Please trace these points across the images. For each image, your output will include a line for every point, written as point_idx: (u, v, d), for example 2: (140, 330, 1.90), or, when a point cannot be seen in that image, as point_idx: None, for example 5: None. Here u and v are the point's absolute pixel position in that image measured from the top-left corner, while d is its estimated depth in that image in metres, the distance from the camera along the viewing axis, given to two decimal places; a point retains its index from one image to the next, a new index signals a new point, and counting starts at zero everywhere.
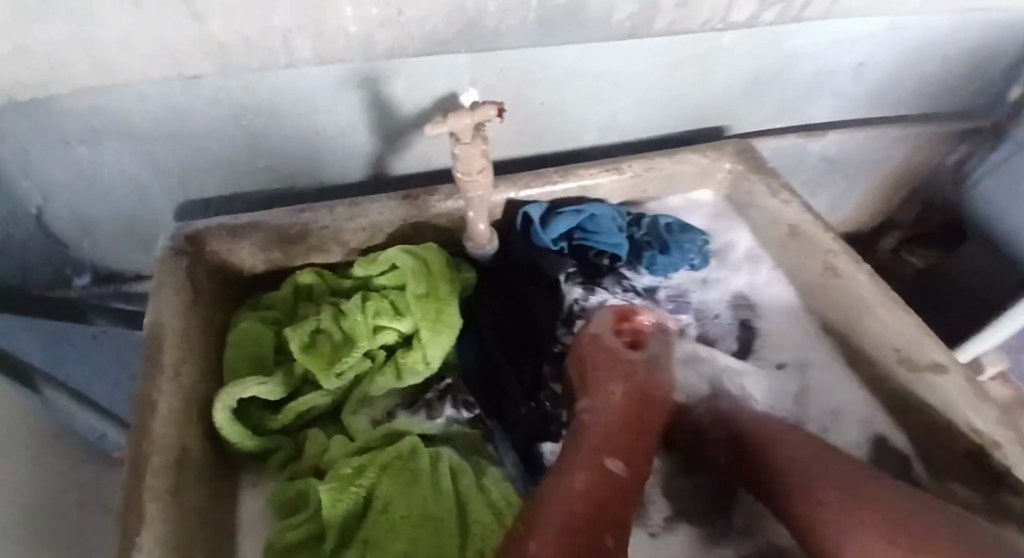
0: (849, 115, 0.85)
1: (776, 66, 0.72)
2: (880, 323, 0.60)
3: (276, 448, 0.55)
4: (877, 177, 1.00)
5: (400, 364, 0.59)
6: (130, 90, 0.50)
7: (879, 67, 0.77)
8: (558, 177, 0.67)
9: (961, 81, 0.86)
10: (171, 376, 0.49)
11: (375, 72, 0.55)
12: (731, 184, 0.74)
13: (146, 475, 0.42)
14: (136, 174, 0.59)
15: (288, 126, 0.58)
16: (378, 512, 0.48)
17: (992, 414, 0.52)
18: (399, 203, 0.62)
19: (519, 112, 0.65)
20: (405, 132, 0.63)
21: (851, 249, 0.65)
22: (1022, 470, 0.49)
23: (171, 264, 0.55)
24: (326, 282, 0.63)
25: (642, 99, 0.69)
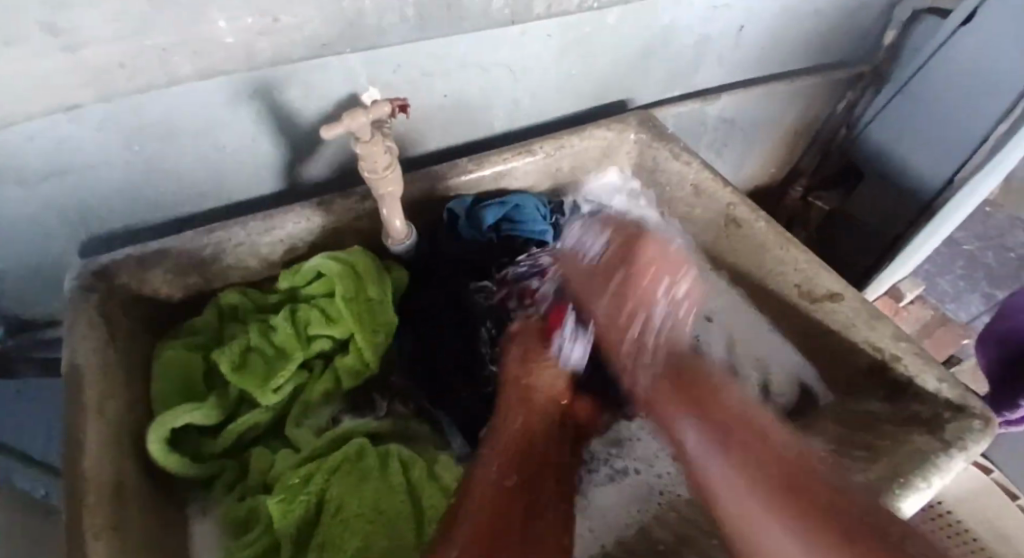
0: (739, 75, 0.91)
1: (664, 38, 0.76)
2: (784, 265, 0.66)
3: (220, 471, 0.55)
4: (776, 129, 1.07)
5: (338, 370, 0.61)
6: (8, 132, 0.48)
7: (757, 28, 0.84)
8: (471, 166, 0.68)
9: (839, 31, 0.93)
10: (96, 414, 0.48)
11: (267, 82, 0.54)
12: (639, 154, 0.78)
13: (85, 514, 0.42)
14: (28, 217, 0.56)
15: (185, 147, 0.56)
16: (332, 515, 0.49)
17: (887, 330, 0.59)
18: (313, 212, 0.61)
19: (424, 107, 0.66)
20: (311, 140, 0.62)
21: (749, 201, 0.70)
22: (923, 377, 0.56)
23: (80, 302, 0.53)
24: (251, 300, 0.62)
25: (544, 80, 0.72)
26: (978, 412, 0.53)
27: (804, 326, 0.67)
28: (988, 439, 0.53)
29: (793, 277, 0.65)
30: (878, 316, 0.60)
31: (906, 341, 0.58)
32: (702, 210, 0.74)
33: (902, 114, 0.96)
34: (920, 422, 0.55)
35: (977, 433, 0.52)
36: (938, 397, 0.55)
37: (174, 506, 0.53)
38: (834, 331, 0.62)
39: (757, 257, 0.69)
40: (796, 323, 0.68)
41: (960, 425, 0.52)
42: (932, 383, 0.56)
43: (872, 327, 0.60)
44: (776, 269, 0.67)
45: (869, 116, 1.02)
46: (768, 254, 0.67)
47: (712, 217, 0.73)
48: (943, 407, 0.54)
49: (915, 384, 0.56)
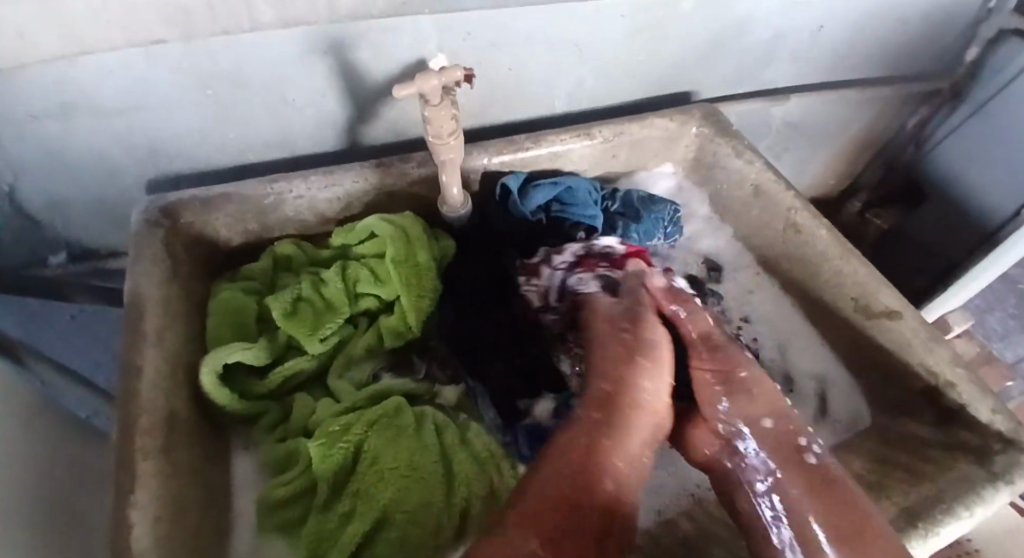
0: (807, 79, 0.89)
1: (737, 30, 0.74)
2: (839, 275, 0.64)
3: (264, 411, 0.57)
4: (839, 137, 1.04)
5: (382, 328, 0.62)
6: (91, 62, 0.50)
7: (835, 30, 0.81)
8: (528, 144, 0.68)
9: (920, 41, 0.89)
10: (155, 343, 0.50)
11: (340, 39, 0.55)
12: (698, 148, 0.77)
13: (136, 435, 0.44)
14: (103, 147, 0.59)
15: (256, 95, 0.58)
16: (366, 465, 0.50)
17: (942, 353, 0.57)
18: (372, 173, 0.62)
19: (488, 80, 0.66)
20: (376, 101, 0.63)
21: (810, 206, 0.68)
22: (976, 405, 0.54)
23: (148, 235, 0.55)
24: (305, 253, 0.64)
25: (610, 63, 0.71)
26: None
27: (853, 341, 0.65)
28: None
29: (848, 289, 0.64)
30: (939, 339, 0.58)
31: (964, 368, 0.56)
32: (757, 212, 0.73)
33: (970, 137, 0.92)
34: (967, 450, 0.54)
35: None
36: (988, 427, 0.53)
37: (218, 439, 0.56)
38: (885, 347, 0.61)
39: (812, 265, 0.67)
40: (847, 338, 0.66)
41: (1010, 458, 0.51)
42: (986, 413, 0.54)
43: (930, 349, 0.57)
44: (829, 279, 0.66)
45: (943, 131, 0.97)
46: (825, 263, 0.66)
47: (768, 220, 0.71)
48: (994, 438, 0.53)
49: (966, 412, 0.55)
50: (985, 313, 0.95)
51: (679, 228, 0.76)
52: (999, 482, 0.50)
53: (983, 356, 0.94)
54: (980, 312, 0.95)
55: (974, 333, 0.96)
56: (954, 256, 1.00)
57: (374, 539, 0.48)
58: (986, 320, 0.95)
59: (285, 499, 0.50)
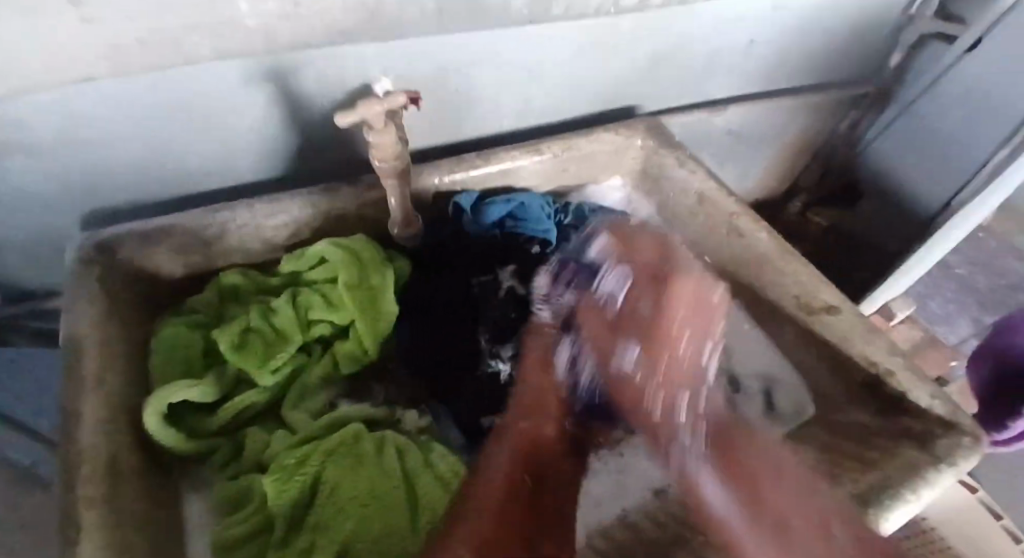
0: (744, 90, 0.93)
1: (673, 46, 0.77)
2: (781, 276, 0.67)
3: (214, 449, 0.55)
4: (778, 144, 1.09)
5: (336, 354, 0.61)
6: (27, 100, 0.48)
7: (766, 44, 0.85)
8: (478, 162, 0.69)
9: (844, 51, 0.94)
10: (95, 387, 0.48)
11: (281, 66, 0.54)
12: (644, 160, 0.79)
13: (79, 485, 0.42)
14: (33, 186, 0.56)
15: (200, 125, 0.57)
16: (325, 497, 0.49)
17: (881, 345, 0.60)
18: (320, 198, 0.62)
19: (434, 102, 0.67)
20: (322, 127, 0.63)
21: (751, 211, 0.71)
22: (914, 392, 0.57)
23: (85, 274, 0.53)
24: (252, 282, 0.63)
25: (555, 81, 0.73)
26: (970, 430, 0.54)
27: (799, 338, 0.68)
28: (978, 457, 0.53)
29: (791, 289, 0.66)
30: (875, 331, 0.61)
31: (901, 357, 0.60)
32: (703, 220, 0.75)
33: (907, 136, 0.98)
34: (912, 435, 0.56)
35: (966, 449, 0.53)
36: (928, 413, 0.56)
37: (168, 481, 0.54)
38: (829, 343, 0.64)
39: (757, 268, 0.70)
40: (794, 336, 0.69)
41: (952, 441, 0.53)
42: (925, 398, 0.57)
43: (868, 341, 0.61)
44: (773, 281, 0.68)
45: (873, 134, 1.04)
46: (769, 265, 0.68)
47: (713, 227, 0.74)
48: (936, 422, 0.55)
49: (906, 399, 0.58)
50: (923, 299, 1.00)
51: None
52: (943, 464, 0.52)
53: (924, 342, 0.98)
54: (922, 296, 1.00)
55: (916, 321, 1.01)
56: (893, 247, 1.07)
57: None
58: (926, 305, 1.01)
59: (241, 538, 0.48)
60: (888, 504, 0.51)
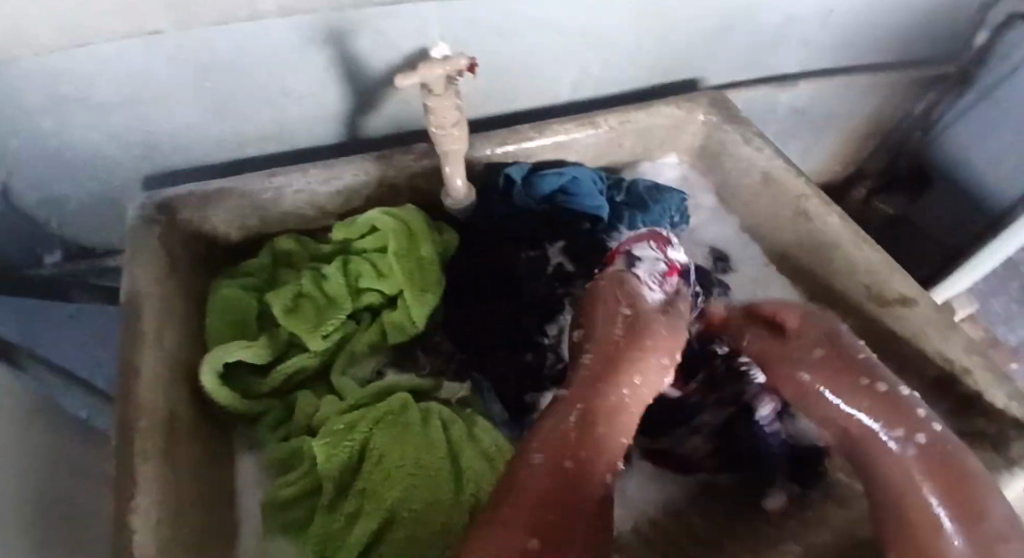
0: (815, 65, 0.87)
1: (744, 14, 0.72)
2: (851, 263, 0.63)
3: (266, 410, 0.56)
4: (847, 124, 1.02)
5: (386, 323, 0.61)
6: (89, 54, 0.48)
7: (844, 14, 0.79)
8: (533, 134, 0.67)
9: (930, 25, 0.87)
10: (154, 343, 0.49)
11: (339, 27, 0.53)
12: (705, 135, 0.75)
13: (136, 437, 0.43)
14: (97, 144, 0.57)
15: (254, 86, 0.56)
16: (372, 464, 0.49)
17: (959, 341, 0.56)
18: (374, 165, 0.61)
19: (491, 69, 0.65)
20: (377, 92, 0.62)
21: (820, 193, 0.67)
22: (992, 393, 0.54)
23: (145, 233, 0.54)
24: (305, 248, 0.63)
25: (616, 49, 0.69)
26: None
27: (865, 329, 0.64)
28: None
29: (861, 277, 0.62)
30: (952, 327, 0.57)
31: (978, 355, 0.56)
32: (765, 201, 0.71)
33: (986, 119, 0.91)
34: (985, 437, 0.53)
35: None
36: (1004, 414, 0.53)
37: (220, 438, 0.55)
38: (899, 336, 0.60)
39: (823, 253, 0.66)
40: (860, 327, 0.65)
41: None
42: (1003, 399, 0.53)
43: (944, 337, 0.57)
44: (840, 268, 0.64)
45: (950, 117, 0.96)
46: (836, 251, 0.64)
47: (777, 208, 0.70)
48: (1013, 425, 0.52)
49: (982, 399, 0.54)
50: (986, 295, 0.98)
51: (686, 218, 0.74)
52: (1016, 468, 0.51)
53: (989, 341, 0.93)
54: (986, 293, 0.99)
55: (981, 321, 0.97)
56: (961, 243, 1.00)
57: (382, 538, 0.47)
58: (989, 302, 0.98)
59: (292, 498, 0.49)
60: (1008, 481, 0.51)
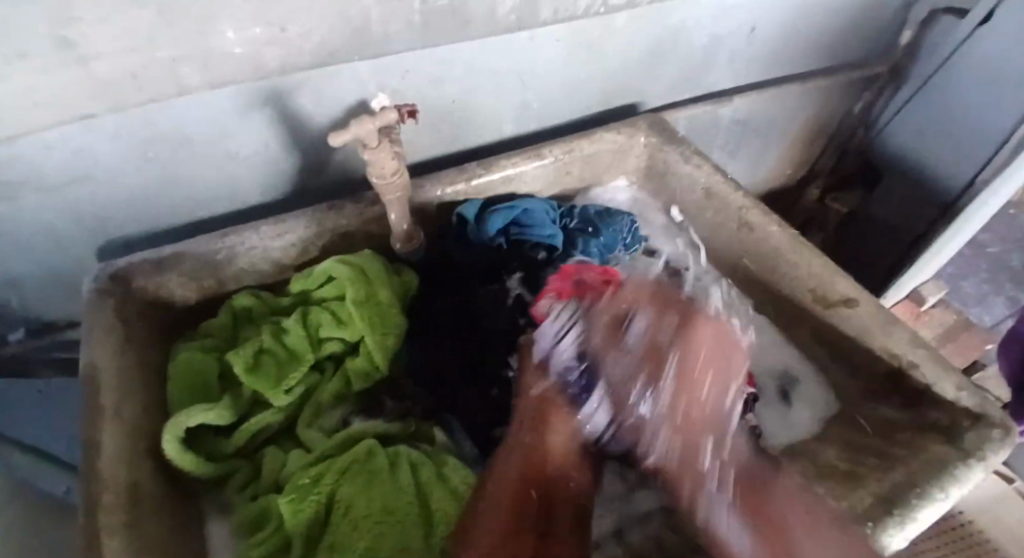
0: (749, 79, 0.91)
1: (671, 40, 0.76)
2: (795, 269, 0.65)
3: (233, 471, 0.56)
4: (788, 131, 1.06)
5: (349, 372, 0.61)
6: (31, 141, 0.50)
7: (768, 31, 0.83)
8: (480, 171, 0.69)
9: (851, 32, 0.92)
10: (113, 416, 0.49)
11: (277, 90, 0.55)
12: (648, 157, 0.78)
13: (99, 513, 0.43)
14: (47, 222, 0.58)
15: (199, 153, 0.58)
16: (340, 516, 0.50)
17: (903, 335, 0.58)
18: (325, 216, 0.63)
19: (433, 113, 0.67)
20: (322, 146, 0.63)
21: (760, 203, 0.70)
22: (941, 385, 0.55)
23: (99, 305, 0.55)
24: (264, 303, 0.64)
25: (553, 84, 0.72)
26: (999, 421, 0.52)
27: (816, 331, 0.66)
28: (1010, 448, 0.51)
29: (806, 281, 0.65)
30: (894, 321, 0.59)
31: (924, 348, 0.57)
32: (712, 215, 0.74)
33: (924, 116, 0.95)
34: (937, 429, 0.55)
35: (997, 443, 0.51)
36: (955, 405, 0.54)
37: (188, 505, 0.55)
38: (847, 336, 0.62)
39: (770, 261, 0.68)
40: (812, 329, 0.67)
41: (979, 434, 0.51)
42: (951, 391, 0.54)
43: (888, 332, 0.59)
44: (786, 274, 0.67)
45: (890, 113, 1.02)
46: (781, 258, 0.67)
47: (722, 221, 0.73)
48: (961, 414, 0.53)
49: (932, 391, 0.56)
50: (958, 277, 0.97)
51: (638, 237, 0.76)
52: (972, 459, 0.51)
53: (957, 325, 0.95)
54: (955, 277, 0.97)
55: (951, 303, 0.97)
56: (917, 230, 1.01)
57: None
58: (960, 286, 0.97)
59: None
60: (915, 503, 0.49)
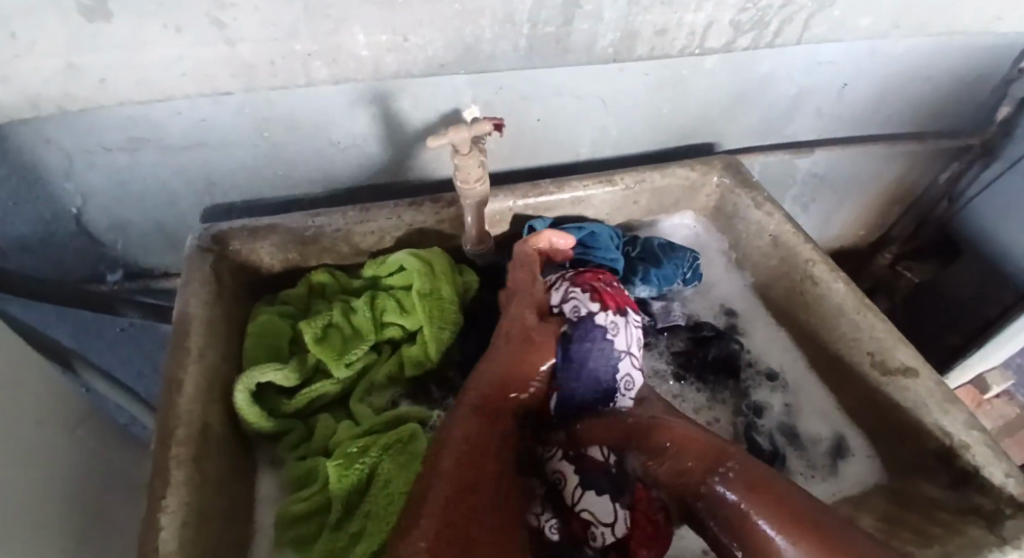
0: (834, 134, 0.91)
1: (758, 88, 0.77)
2: (855, 329, 0.64)
3: (288, 430, 0.60)
4: (866, 192, 1.05)
5: (403, 358, 0.65)
6: (166, 106, 0.57)
7: (860, 89, 0.83)
8: (552, 189, 0.72)
9: (947, 102, 0.90)
10: (196, 358, 0.54)
11: (383, 91, 0.60)
12: (718, 198, 0.79)
13: (172, 443, 0.48)
14: (166, 179, 0.65)
15: (306, 136, 0.64)
16: (379, 488, 0.53)
17: (960, 416, 0.57)
18: (405, 210, 0.67)
19: (517, 128, 0.71)
20: (412, 145, 0.68)
21: (828, 259, 0.69)
22: (990, 470, 0.54)
23: (199, 260, 0.61)
24: (338, 281, 0.69)
25: (634, 116, 0.75)
26: None
27: (863, 395, 0.65)
28: None
29: (865, 343, 0.63)
30: (953, 400, 0.58)
31: (979, 431, 0.56)
32: (775, 263, 0.74)
33: (1006, 194, 0.91)
34: (978, 513, 0.53)
35: None
36: (1001, 492, 0.53)
37: (246, 453, 0.59)
38: (897, 406, 0.61)
39: (828, 317, 0.68)
40: (858, 393, 0.66)
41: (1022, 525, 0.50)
42: (1000, 477, 0.53)
43: (945, 410, 0.57)
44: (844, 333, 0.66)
45: (974, 188, 0.97)
46: (841, 316, 0.66)
47: (784, 271, 0.73)
48: (1006, 502, 0.52)
49: (980, 476, 0.54)
50: None
51: (697, 275, 0.76)
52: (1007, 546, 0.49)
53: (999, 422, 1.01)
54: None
55: (1013, 396, 1.03)
56: (987, 314, 0.97)
57: None
58: None
59: (303, 514, 0.53)
60: None
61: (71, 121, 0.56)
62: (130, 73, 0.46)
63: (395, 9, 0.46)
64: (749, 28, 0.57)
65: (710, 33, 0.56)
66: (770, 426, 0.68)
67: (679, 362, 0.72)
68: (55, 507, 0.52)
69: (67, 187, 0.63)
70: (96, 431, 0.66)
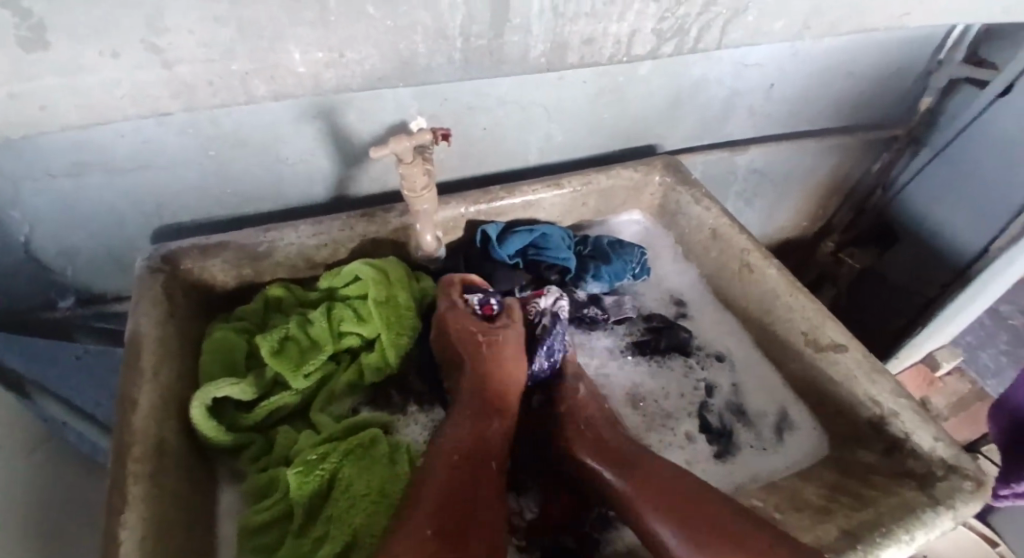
0: (769, 132, 0.96)
1: (691, 90, 0.82)
2: (789, 311, 0.69)
3: (248, 443, 0.61)
4: (804, 185, 1.10)
5: (362, 365, 0.66)
6: (111, 129, 0.58)
7: (787, 88, 0.88)
8: (502, 194, 0.75)
9: (869, 96, 0.96)
10: (150, 376, 0.55)
11: (330, 107, 0.63)
12: (661, 196, 0.83)
13: (129, 461, 0.49)
14: (115, 202, 0.66)
15: (254, 153, 0.65)
16: (340, 492, 0.54)
17: (887, 385, 0.61)
18: (357, 222, 0.69)
19: (464, 136, 0.73)
20: (361, 158, 0.70)
21: (763, 247, 0.74)
22: (917, 433, 0.58)
23: (151, 280, 0.61)
24: (294, 294, 0.70)
25: (575, 122, 0.78)
26: (972, 474, 0.55)
27: (802, 373, 0.69)
28: (980, 502, 0.55)
29: (798, 324, 0.68)
30: (879, 370, 0.62)
31: (904, 398, 0.60)
32: (715, 254, 0.78)
33: (933, 181, 0.98)
34: (910, 475, 0.57)
35: (968, 494, 0.54)
36: (928, 454, 0.57)
37: (207, 469, 0.60)
38: (833, 382, 0.65)
39: (766, 302, 0.72)
40: (800, 372, 0.69)
41: (952, 484, 0.55)
42: (928, 441, 0.57)
43: (872, 379, 0.62)
44: (781, 317, 0.70)
45: (904, 176, 1.04)
46: (776, 300, 0.70)
47: (724, 261, 0.77)
48: (936, 464, 0.56)
49: (909, 440, 0.58)
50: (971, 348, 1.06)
51: (645, 269, 0.80)
52: (942, 506, 0.54)
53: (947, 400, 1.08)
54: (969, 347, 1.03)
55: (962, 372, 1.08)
56: (929, 294, 1.03)
57: None
58: None
59: (265, 523, 0.54)
60: (881, 540, 0.52)
61: (15, 149, 0.57)
62: (72, 97, 0.47)
63: (331, 29, 0.48)
64: (671, 35, 0.60)
65: (636, 41, 0.60)
66: (718, 406, 0.71)
67: (635, 349, 0.75)
68: (12, 536, 0.51)
69: (13, 215, 0.63)
70: (54, 459, 0.65)
